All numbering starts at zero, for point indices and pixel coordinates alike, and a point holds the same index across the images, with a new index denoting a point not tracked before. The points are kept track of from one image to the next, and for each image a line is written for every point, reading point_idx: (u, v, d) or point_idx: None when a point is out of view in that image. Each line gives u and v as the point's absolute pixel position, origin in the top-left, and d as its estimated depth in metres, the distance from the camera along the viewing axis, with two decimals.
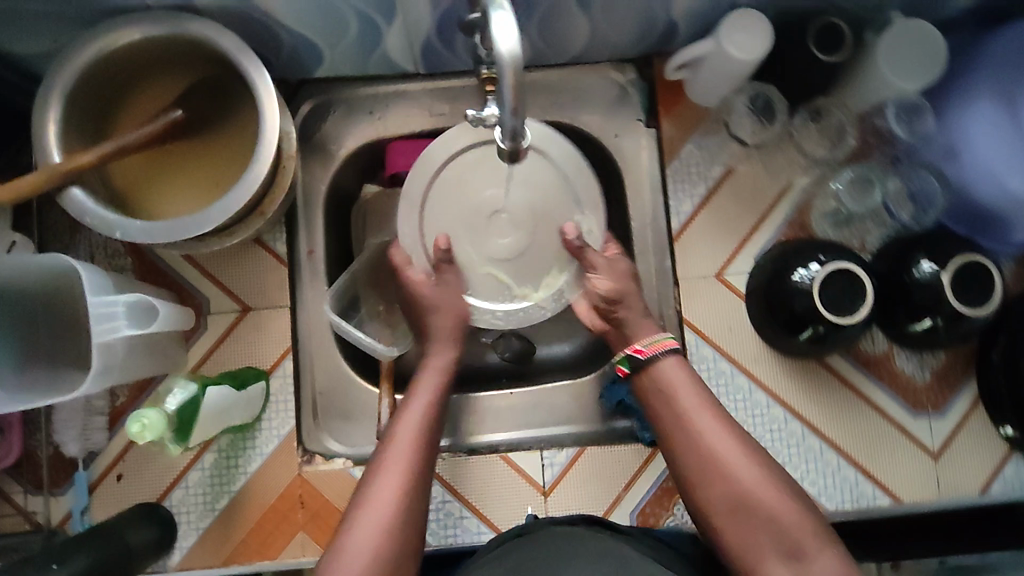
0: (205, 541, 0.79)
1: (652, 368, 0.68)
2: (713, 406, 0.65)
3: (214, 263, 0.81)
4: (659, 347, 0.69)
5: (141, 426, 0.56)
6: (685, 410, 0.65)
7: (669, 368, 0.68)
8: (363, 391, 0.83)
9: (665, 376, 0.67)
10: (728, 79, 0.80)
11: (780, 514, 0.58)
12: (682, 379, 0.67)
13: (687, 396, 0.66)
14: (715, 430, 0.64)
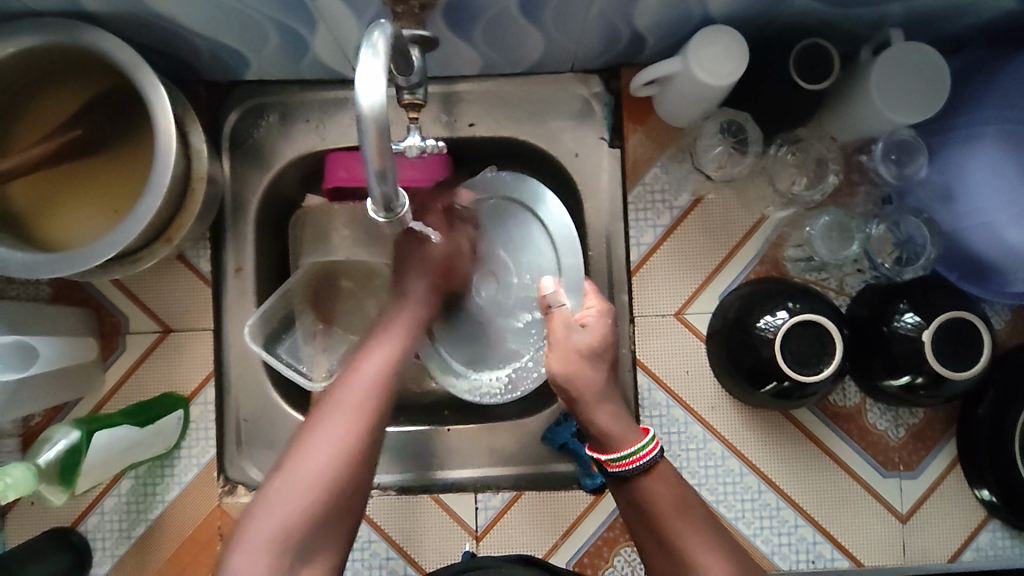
0: (120, 570, 0.75)
1: (632, 479, 0.61)
2: (697, 523, 0.59)
3: (135, 280, 0.77)
4: (636, 459, 0.60)
5: (2, 485, 0.52)
6: (661, 526, 0.59)
7: (650, 486, 0.60)
8: (289, 418, 0.78)
9: (646, 488, 0.60)
10: (698, 102, 0.71)
11: None
12: (665, 492, 0.60)
13: (666, 511, 0.59)
14: (694, 550, 0.58)
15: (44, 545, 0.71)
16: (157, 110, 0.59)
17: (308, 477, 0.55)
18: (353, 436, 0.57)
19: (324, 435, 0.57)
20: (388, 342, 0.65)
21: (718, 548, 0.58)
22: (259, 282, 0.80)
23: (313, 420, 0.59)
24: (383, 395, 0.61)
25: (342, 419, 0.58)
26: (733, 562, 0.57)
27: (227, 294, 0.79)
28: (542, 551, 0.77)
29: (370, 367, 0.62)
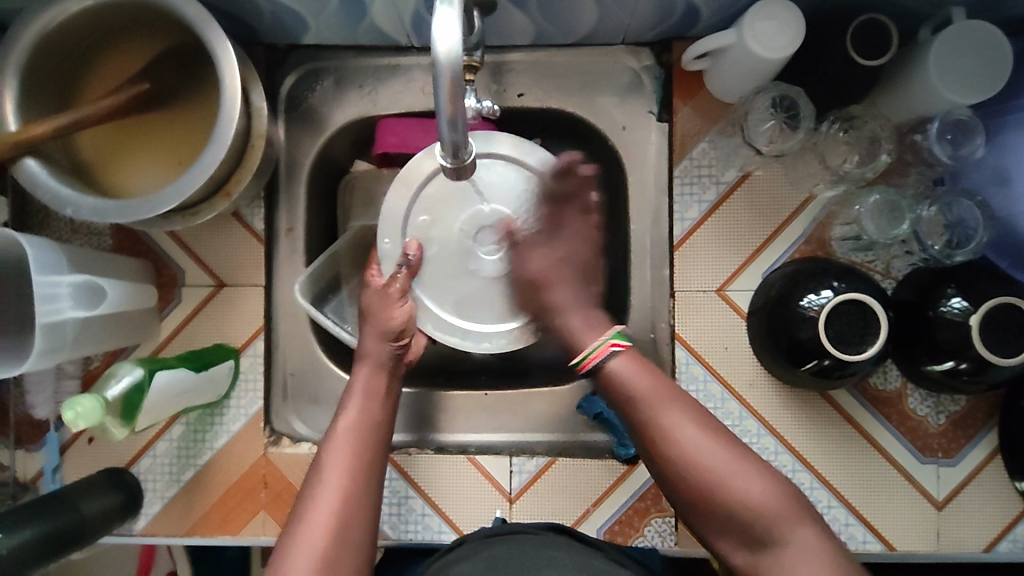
0: (169, 511, 0.79)
1: (598, 372, 0.61)
2: (675, 401, 0.58)
3: (191, 234, 0.79)
4: (594, 359, 0.61)
5: (74, 413, 0.55)
6: (639, 408, 0.58)
7: (620, 368, 0.60)
8: (333, 375, 0.83)
9: (614, 376, 0.60)
10: (748, 77, 0.71)
11: (753, 507, 0.54)
12: (636, 375, 0.59)
13: (642, 391, 0.58)
14: (673, 429, 0.56)
15: (99, 482, 0.75)
16: (224, 64, 0.62)
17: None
18: (333, 527, 0.56)
19: (307, 537, 0.55)
20: (354, 405, 0.64)
21: (693, 416, 0.57)
22: (308, 242, 0.84)
23: (288, 527, 0.57)
24: (365, 460, 0.60)
25: (320, 513, 0.56)
26: (711, 429, 0.57)
27: (278, 252, 0.82)
28: (573, 517, 0.78)
29: (341, 439, 0.61)
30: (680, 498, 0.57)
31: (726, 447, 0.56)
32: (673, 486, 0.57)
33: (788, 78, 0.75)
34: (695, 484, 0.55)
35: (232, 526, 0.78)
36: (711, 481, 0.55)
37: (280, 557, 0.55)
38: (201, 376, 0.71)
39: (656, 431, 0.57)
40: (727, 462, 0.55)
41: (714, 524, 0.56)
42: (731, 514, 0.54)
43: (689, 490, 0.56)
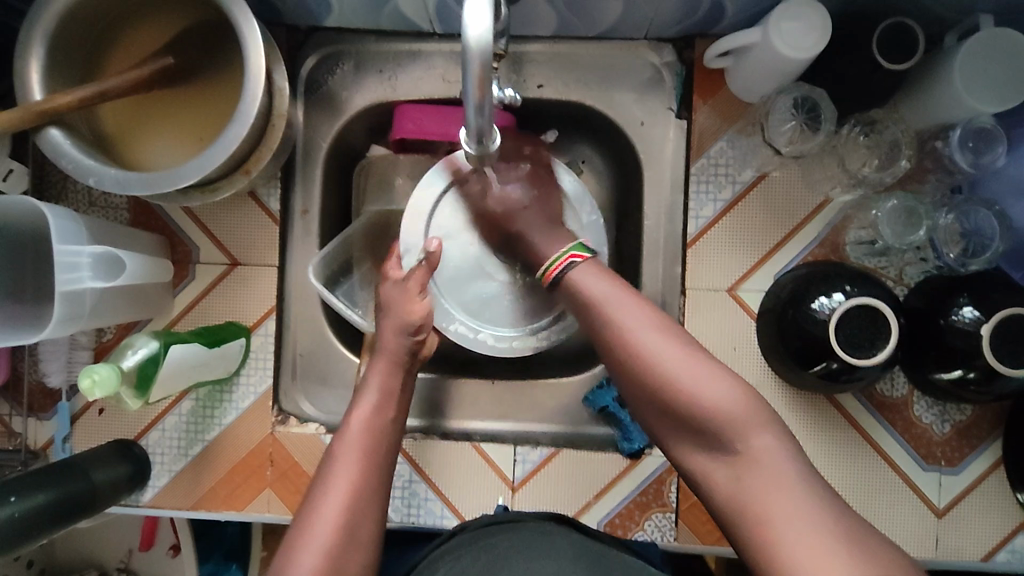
0: (177, 484, 0.80)
1: (563, 281, 0.65)
2: (635, 305, 0.59)
3: (207, 212, 0.80)
4: (556, 268, 0.66)
5: (91, 381, 0.56)
6: (600, 313, 0.60)
7: (583, 280, 0.63)
8: (342, 359, 0.84)
9: (578, 285, 0.63)
10: (770, 77, 0.71)
11: (705, 406, 0.53)
12: (596, 283, 0.62)
13: (601, 296, 0.61)
14: (631, 331, 0.58)
15: (108, 452, 0.76)
16: (249, 42, 0.62)
17: (301, 567, 0.53)
18: (342, 521, 0.56)
19: (314, 525, 0.55)
20: (368, 401, 0.65)
21: (651, 320, 0.58)
22: (322, 225, 0.85)
23: (301, 514, 0.57)
24: (376, 460, 0.61)
25: (325, 510, 0.56)
26: (669, 333, 0.57)
27: (293, 233, 0.83)
28: (574, 508, 0.79)
29: (352, 439, 0.62)
30: (638, 400, 0.57)
31: (683, 349, 0.56)
32: (632, 391, 0.58)
33: (810, 79, 0.74)
34: (649, 385, 0.56)
35: (237, 502, 0.79)
36: (665, 380, 0.55)
37: (288, 550, 0.55)
38: (213, 351, 0.72)
39: (614, 335, 0.59)
40: (682, 363, 0.55)
41: (674, 429, 0.56)
42: (684, 413, 0.54)
43: (645, 392, 0.56)
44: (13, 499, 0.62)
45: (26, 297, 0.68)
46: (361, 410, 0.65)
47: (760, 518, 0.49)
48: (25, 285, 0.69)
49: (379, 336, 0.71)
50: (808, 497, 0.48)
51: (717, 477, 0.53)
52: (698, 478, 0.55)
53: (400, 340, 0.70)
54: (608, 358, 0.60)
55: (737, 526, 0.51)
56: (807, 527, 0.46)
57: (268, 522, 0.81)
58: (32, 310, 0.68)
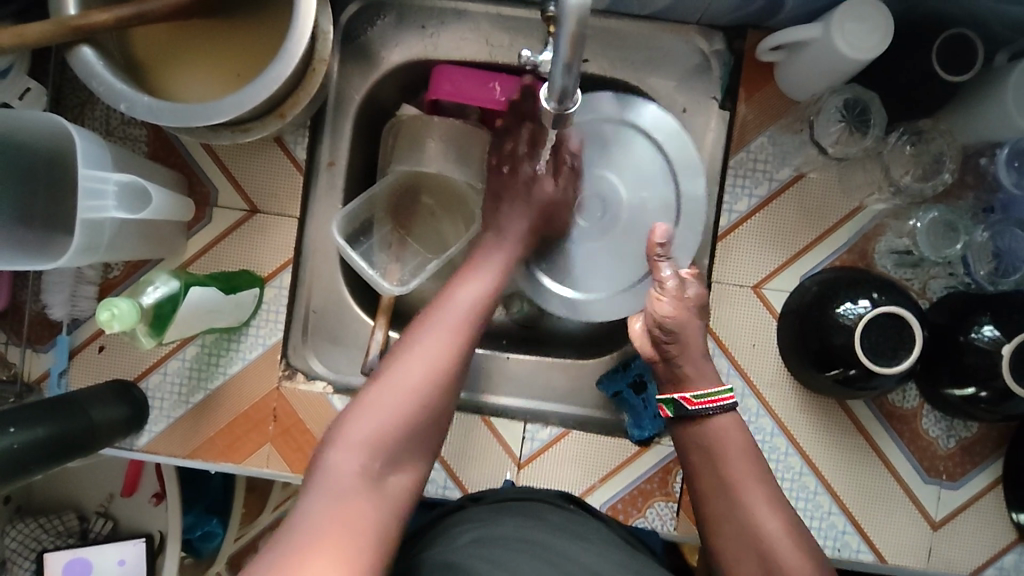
0: (174, 431, 0.77)
1: (706, 419, 0.65)
2: (766, 481, 0.61)
3: (228, 153, 0.77)
4: (713, 400, 0.65)
5: (110, 315, 0.54)
6: (727, 480, 0.62)
7: (721, 429, 0.64)
8: (357, 318, 0.82)
9: (715, 431, 0.64)
10: (821, 76, 0.70)
11: None
12: (732, 441, 0.63)
13: (731, 457, 0.62)
14: (755, 504, 0.60)
15: (106, 391, 0.73)
16: None
17: (404, 382, 0.56)
18: (425, 384, 0.56)
19: (422, 352, 0.58)
20: (480, 276, 0.66)
21: (775, 501, 0.60)
22: (347, 180, 0.82)
23: (404, 343, 0.59)
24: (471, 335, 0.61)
25: (438, 336, 0.59)
26: (792, 520, 0.59)
27: (317, 185, 0.81)
28: (578, 490, 0.78)
29: (460, 302, 0.62)
30: (743, 571, 0.58)
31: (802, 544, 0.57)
32: (740, 565, 0.59)
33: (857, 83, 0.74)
34: (761, 562, 0.57)
35: (236, 455, 0.77)
36: (779, 564, 0.56)
37: (390, 365, 0.57)
38: (228, 298, 0.69)
39: (736, 505, 0.60)
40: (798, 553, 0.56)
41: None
42: None
43: (754, 570, 0.57)
44: (11, 431, 0.60)
45: (37, 223, 0.65)
46: (479, 275, 0.66)
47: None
48: (36, 210, 0.66)
49: (501, 211, 0.73)
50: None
51: None
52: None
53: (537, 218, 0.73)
54: (726, 523, 0.60)
55: None
56: None
57: (265, 477, 0.79)
58: (43, 238, 0.65)
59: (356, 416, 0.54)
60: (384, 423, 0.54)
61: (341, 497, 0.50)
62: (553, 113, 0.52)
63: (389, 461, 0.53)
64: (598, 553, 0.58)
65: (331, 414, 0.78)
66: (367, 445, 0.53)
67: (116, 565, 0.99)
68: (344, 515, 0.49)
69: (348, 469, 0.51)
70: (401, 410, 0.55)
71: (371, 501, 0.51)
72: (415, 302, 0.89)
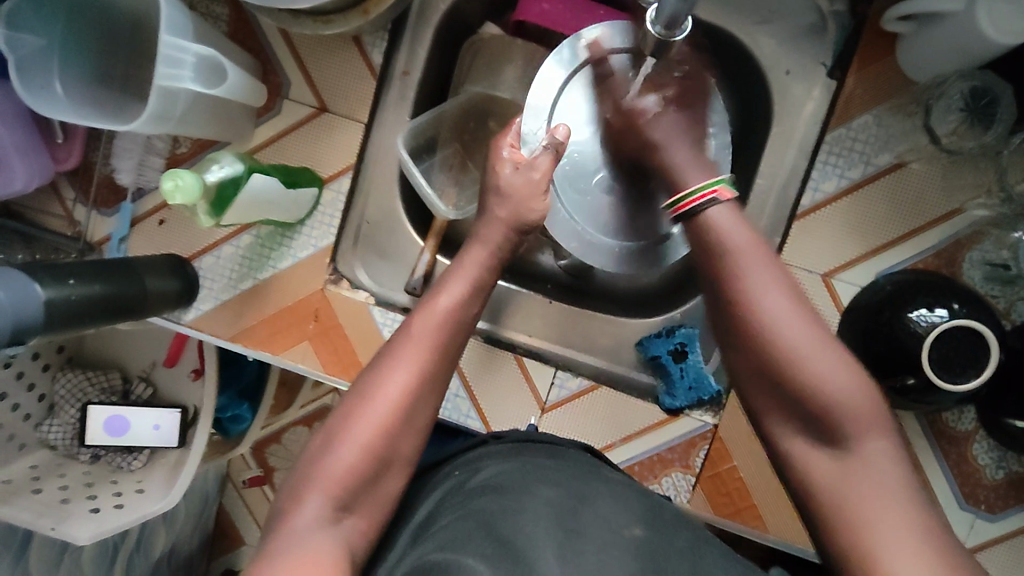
0: (218, 313, 0.79)
1: (696, 214, 0.60)
2: (772, 260, 0.56)
3: (305, 46, 0.75)
4: (695, 201, 0.60)
5: (174, 185, 0.55)
6: (730, 263, 0.56)
7: (719, 216, 0.59)
8: (410, 239, 0.82)
9: (710, 224, 0.59)
10: (949, 55, 0.64)
11: (824, 383, 0.51)
12: (732, 229, 0.58)
13: (735, 244, 0.57)
14: (759, 286, 0.54)
15: (162, 264, 0.75)
16: None
17: (353, 442, 0.56)
18: (384, 426, 0.57)
19: (381, 391, 0.58)
20: (454, 288, 0.64)
21: (784, 285, 0.55)
22: (419, 93, 0.80)
23: (369, 377, 0.59)
24: (438, 365, 0.60)
25: (400, 371, 0.58)
26: (797, 304, 0.54)
27: (389, 93, 0.78)
28: (597, 444, 0.78)
29: (429, 320, 0.61)
30: (746, 366, 0.55)
31: (810, 326, 0.53)
32: (742, 353, 0.55)
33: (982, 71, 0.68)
34: (766, 352, 0.53)
35: (274, 346, 0.79)
36: (788, 349, 0.52)
37: (346, 414, 0.57)
38: (288, 193, 0.70)
39: (738, 290, 0.55)
40: (806, 339, 0.53)
41: (777, 398, 0.54)
42: (794, 387, 0.52)
43: (756, 354, 0.54)
44: (70, 282, 0.61)
45: (115, 86, 0.66)
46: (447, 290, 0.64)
47: (856, 522, 0.48)
48: (115, 73, 0.66)
49: (483, 224, 0.70)
50: (925, 529, 0.46)
51: (815, 469, 0.52)
52: (787, 453, 0.54)
53: (502, 237, 0.69)
54: (722, 317, 0.57)
55: (825, 524, 0.50)
56: (904, 541, 0.46)
57: (299, 373, 0.80)
58: (117, 99, 0.66)
59: (316, 466, 0.55)
60: (338, 475, 0.55)
61: (299, 552, 0.50)
62: (660, 34, 0.53)
63: (347, 508, 0.55)
64: (618, 503, 0.56)
65: (369, 324, 0.78)
66: (326, 494, 0.54)
67: (152, 429, 1.06)
68: (304, 561, 0.49)
69: (310, 517, 0.53)
70: (355, 465, 0.55)
71: (331, 549, 0.51)
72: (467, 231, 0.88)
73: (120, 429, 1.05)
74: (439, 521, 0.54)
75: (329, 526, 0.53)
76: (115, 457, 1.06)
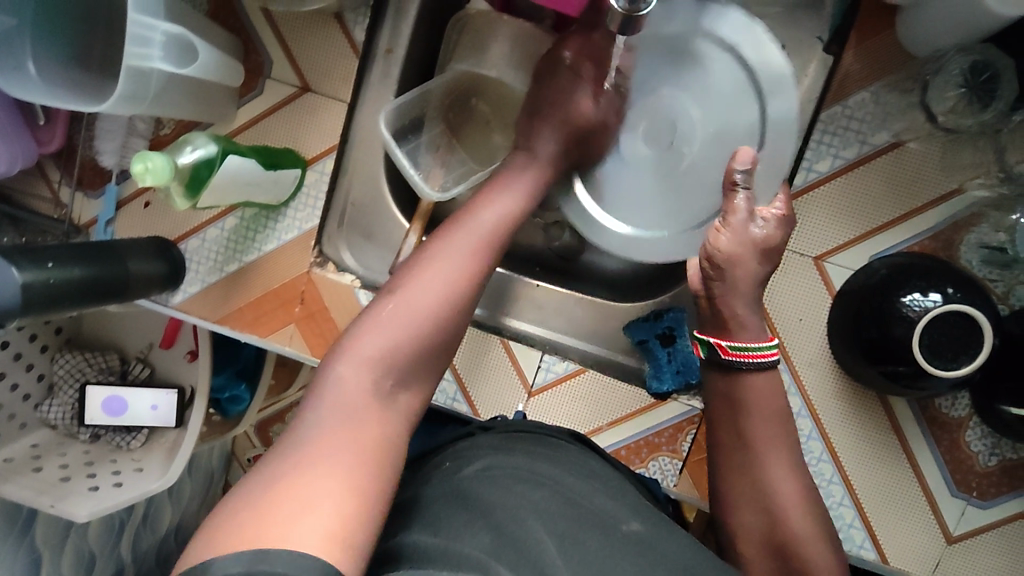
0: (205, 296, 0.79)
1: (744, 371, 0.61)
2: (789, 441, 0.61)
3: (288, 24, 0.73)
4: (751, 355, 0.61)
5: (144, 168, 0.55)
6: (752, 443, 0.61)
7: (760, 387, 0.61)
8: (395, 221, 0.80)
9: (749, 387, 0.61)
10: (951, 30, 0.61)
11: (815, 566, 0.56)
12: (768, 399, 0.61)
13: (764, 420, 0.61)
14: (774, 466, 0.60)
15: (147, 247, 0.75)
16: None
17: (415, 309, 0.54)
18: (447, 295, 0.55)
19: (442, 264, 0.57)
20: (511, 190, 0.65)
21: (795, 469, 0.60)
22: (404, 71, 0.78)
23: (428, 251, 0.58)
24: (496, 242, 0.61)
25: (464, 245, 0.59)
26: (805, 488, 0.60)
27: (372, 72, 0.77)
28: (584, 428, 0.77)
29: (489, 209, 0.63)
30: (751, 535, 0.59)
31: (808, 500, 0.59)
32: (748, 519, 0.59)
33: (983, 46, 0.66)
34: (772, 525, 0.58)
35: (261, 329, 0.79)
36: (790, 527, 0.57)
37: (405, 283, 0.56)
38: (268, 174, 0.69)
39: (756, 476, 0.60)
40: (807, 524, 0.57)
41: (769, 570, 0.58)
42: (793, 564, 0.57)
43: (761, 524, 0.59)
44: (49, 266, 0.61)
45: (93, 67, 0.65)
46: (510, 192, 0.65)
47: None
48: (92, 54, 0.65)
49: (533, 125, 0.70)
50: None
51: None
52: None
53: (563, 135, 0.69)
54: (741, 488, 0.60)
55: None
56: None
57: (287, 356, 0.80)
58: (92, 80, 0.64)
59: (371, 330, 0.52)
60: (387, 344, 0.52)
61: (346, 416, 0.47)
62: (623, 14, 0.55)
63: (398, 381, 0.51)
64: (611, 495, 0.56)
65: (354, 307, 0.78)
66: (373, 365, 0.51)
67: (149, 409, 1.06)
68: (358, 429, 0.47)
69: (361, 388, 0.49)
70: (406, 337, 0.53)
71: (375, 422, 0.48)
72: (456, 212, 0.87)
73: (118, 410, 1.06)
74: (423, 502, 0.53)
75: (377, 399, 0.50)
76: (114, 436, 1.07)
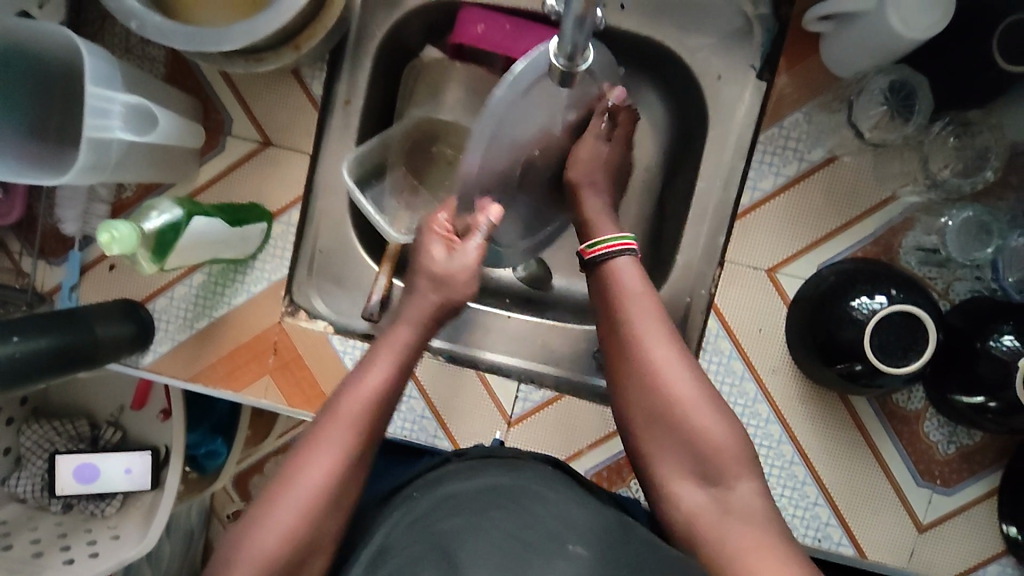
0: (177, 354, 0.79)
1: (604, 263, 0.64)
2: (664, 316, 0.61)
3: (246, 83, 0.75)
4: (605, 248, 0.64)
5: (110, 237, 0.56)
6: (630, 322, 0.60)
7: (625, 267, 0.63)
8: (364, 266, 0.82)
9: (617, 272, 0.63)
10: (871, 52, 0.66)
11: (706, 436, 0.56)
12: (633, 279, 0.62)
13: (636, 302, 0.60)
14: (651, 339, 0.59)
15: (114, 310, 0.74)
16: None
17: (274, 532, 0.50)
18: (315, 502, 0.52)
19: (308, 469, 0.53)
20: (384, 362, 0.59)
21: (673, 339, 0.59)
22: (363, 120, 0.80)
23: (299, 451, 0.54)
24: (364, 448, 0.56)
25: (331, 448, 0.54)
26: (684, 353, 0.59)
27: (332, 123, 0.79)
28: (564, 454, 0.79)
29: (357, 399, 0.56)
30: (642, 413, 0.58)
31: (691, 372, 0.58)
32: (640, 400, 0.58)
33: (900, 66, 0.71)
34: (661, 402, 0.57)
35: (236, 383, 0.79)
36: (676, 399, 0.57)
37: (273, 492, 0.53)
38: (234, 231, 0.69)
39: (638, 350, 0.59)
40: (692, 392, 0.58)
41: (669, 449, 0.57)
42: (681, 431, 0.57)
43: (648, 400, 0.58)
44: (15, 340, 0.61)
45: (49, 137, 0.65)
46: (386, 359, 0.59)
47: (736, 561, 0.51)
48: (47, 124, 0.65)
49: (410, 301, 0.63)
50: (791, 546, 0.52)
51: (698, 510, 0.55)
52: (670, 499, 0.57)
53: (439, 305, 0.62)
54: (628, 368, 0.59)
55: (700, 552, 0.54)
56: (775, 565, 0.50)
57: (263, 408, 0.80)
58: (53, 149, 0.65)
59: (235, 554, 0.50)
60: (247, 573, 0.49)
61: None
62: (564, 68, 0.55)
63: None
64: (576, 515, 0.56)
65: (329, 354, 0.78)
66: None
67: (123, 473, 1.04)
68: None
69: None
70: (272, 560, 0.50)
71: None
72: None
73: (89, 477, 1.03)
74: (390, 543, 0.53)
75: None
76: (87, 505, 1.03)
